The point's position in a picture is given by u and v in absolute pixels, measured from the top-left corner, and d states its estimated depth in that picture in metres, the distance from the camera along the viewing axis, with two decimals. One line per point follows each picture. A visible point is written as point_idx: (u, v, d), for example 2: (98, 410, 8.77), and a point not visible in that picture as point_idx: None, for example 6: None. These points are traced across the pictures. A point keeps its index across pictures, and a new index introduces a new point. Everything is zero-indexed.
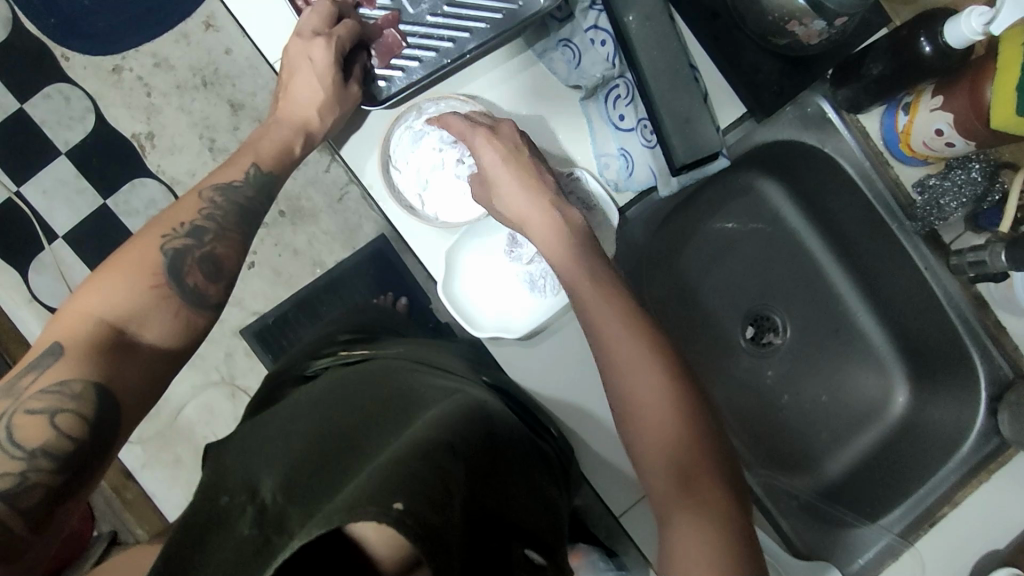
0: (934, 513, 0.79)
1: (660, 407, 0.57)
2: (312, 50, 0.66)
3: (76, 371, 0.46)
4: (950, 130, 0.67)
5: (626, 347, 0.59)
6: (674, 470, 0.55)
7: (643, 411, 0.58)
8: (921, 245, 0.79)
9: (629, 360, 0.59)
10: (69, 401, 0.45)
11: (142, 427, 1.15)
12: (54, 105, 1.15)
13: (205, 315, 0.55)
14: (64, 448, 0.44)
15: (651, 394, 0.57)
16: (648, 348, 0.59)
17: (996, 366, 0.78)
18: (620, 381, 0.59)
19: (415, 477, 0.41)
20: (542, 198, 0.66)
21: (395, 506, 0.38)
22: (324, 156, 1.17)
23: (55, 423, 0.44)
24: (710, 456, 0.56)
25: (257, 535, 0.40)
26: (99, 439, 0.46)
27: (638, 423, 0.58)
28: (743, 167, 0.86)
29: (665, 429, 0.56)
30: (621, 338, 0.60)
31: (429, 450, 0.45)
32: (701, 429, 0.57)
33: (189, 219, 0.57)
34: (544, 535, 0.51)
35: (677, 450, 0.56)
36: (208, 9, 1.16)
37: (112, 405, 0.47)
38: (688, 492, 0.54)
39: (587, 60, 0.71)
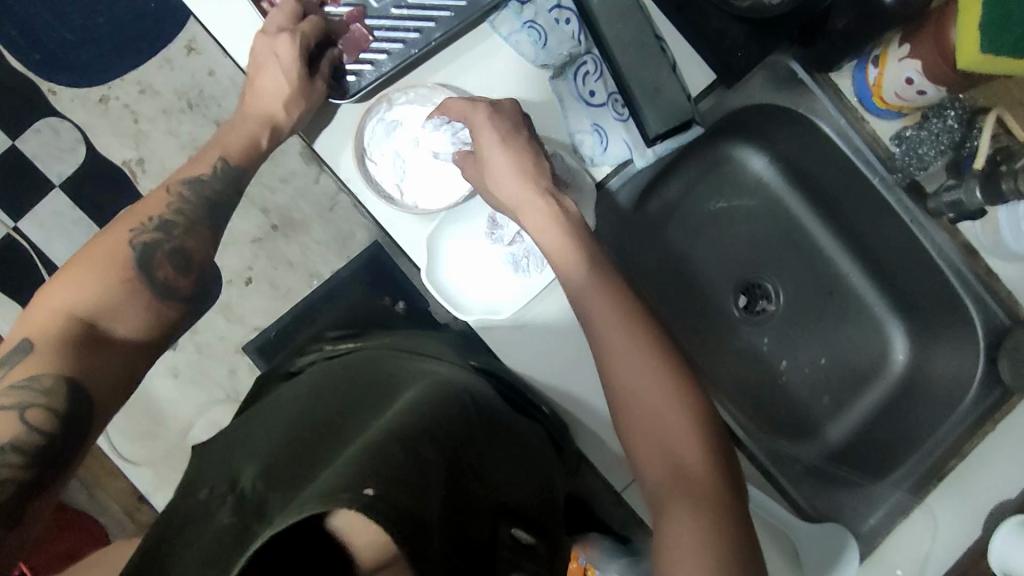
0: (944, 466, 0.78)
1: (655, 401, 0.58)
2: (278, 46, 0.66)
3: (45, 366, 0.48)
4: (920, 78, 0.67)
5: (621, 350, 0.60)
6: (672, 471, 0.56)
7: (637, 407, 0.58)
8: (904, 197, 0.78)
9: (625, 363, 0.60)
10: (39, 395, 0.47)
11: (152, 450, 1.17)
12: (44, 139, 1.18)
13: (174, 308, 0.57)
14: (33, 443, 0.47)
15: (647, 398, 0.58)
16: (639, 346, 0.60)
17: (992, 315, 0.77)
18: (620, 381, 0.59)
19: (390, 463, 0.41)
20: (532, 192, 0.66)
21: (366, 492, 0.37)
22: (313, 167, 1.18)
23: (24, 418, 0.47)
24: (711, 445, 0.57)
25: (234, 523, 0.40)
26: (71, 430, 0.48)
27: (636, 426, 0.58)
28: (719, 138, 0.87)
29: (669, 428, 0.57)
30: (612, 338, 0.60)
31: (407, 437, 0.45)
32: (700, 422, 0.58)
33: (157, 214, 0.60)
34: (530, 516, 0.52)
35: (678, 452, 0.56)
36: (189, 33, 1.18)
37: (83, 398, 0.49)
38: (684, 495, 0.54)
39: (553, 39, 0.72)
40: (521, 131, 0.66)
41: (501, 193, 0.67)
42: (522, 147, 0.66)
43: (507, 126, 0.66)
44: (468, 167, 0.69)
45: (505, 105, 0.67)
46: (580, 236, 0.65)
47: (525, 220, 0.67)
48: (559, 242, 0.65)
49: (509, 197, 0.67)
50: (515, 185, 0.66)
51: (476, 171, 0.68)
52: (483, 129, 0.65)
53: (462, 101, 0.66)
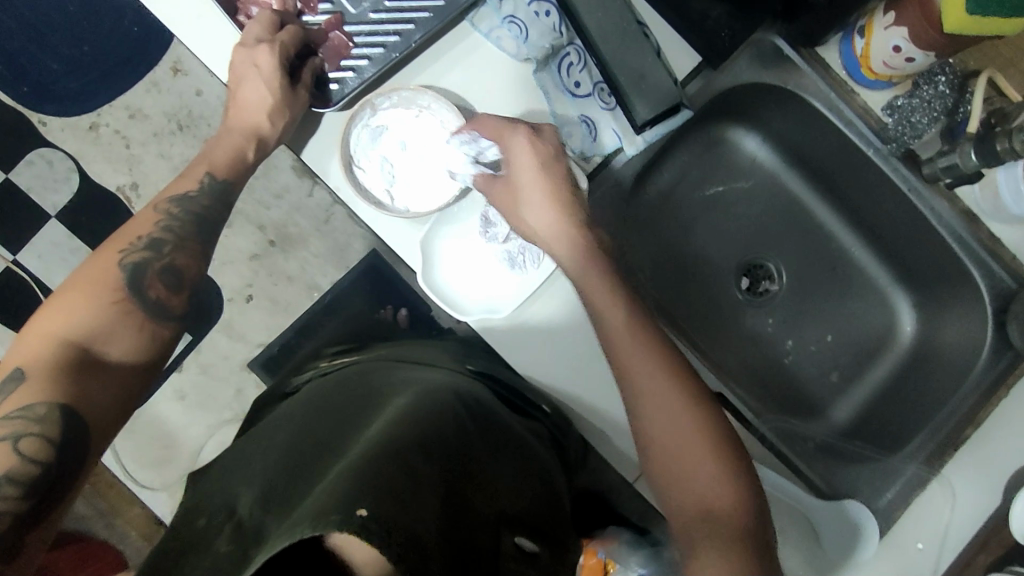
0: (959, 436, 0.76)
1: (680, 441, 0.59)
2: (257, 56, 0.66)
3: (37, 396, 0.48)
4: (908, 45, 0.66)
5: (647, 380, 0.61)
6: (701, 513, 0.56)
7: (665, 446, 0.59)
8: (900, 166, 0.77)
9: (650, 403, 0.60)
10: (34, 425, 0.47)
11: (166, 473, 1.18)
12: (37, 170, 1.18)
13: (168, 328, 0.57)
14: (28, 474, 0.47)
15: (673, 427, 0.59)
16: (665, 373, 0.61)
17: (996, 278, 0.75)
18: (645, 409, 0.60)
19: (382, 481, 0.41)
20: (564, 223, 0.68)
21: (359, 513, 0.38)
22: (306, 181, 1.18)
23: (19, 449, 0.47)
24: (741, 485, 0.57)
25: (232, 549, 0.41)
26: (67, 459, 0.49)
27: (663, 467, 0.59)
28: (709, 120, 0.86)
29: (697, 472, 0.57)
30: (635, 363, 0.61)
31: (399, 451, 0.45)
32: (727, 461, 0.58)
33: (146, 232, 0.59)
34: (531, 522, 0.52)
35: (705, 479, 0.57)
36: (173, 54, 1.18)
37: (77, 425, 0.49)
38: (711, 523, 0.55)
39: (535, 32, 0.70)
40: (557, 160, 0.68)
41: (531, 222, 0.68)
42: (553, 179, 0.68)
43: (545, 153, 0.67)
44: (499, 190, 0.70)
45: (545, 131, 0.68)
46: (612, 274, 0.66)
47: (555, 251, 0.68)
48: (591, 281, 0.65)
49: (543, 224, 0.68)
50: (549, 221, 0.68)
51: (506, 196, 0.69)
52: (522, 148, 0.66)
53: (497, 119, 0.67)
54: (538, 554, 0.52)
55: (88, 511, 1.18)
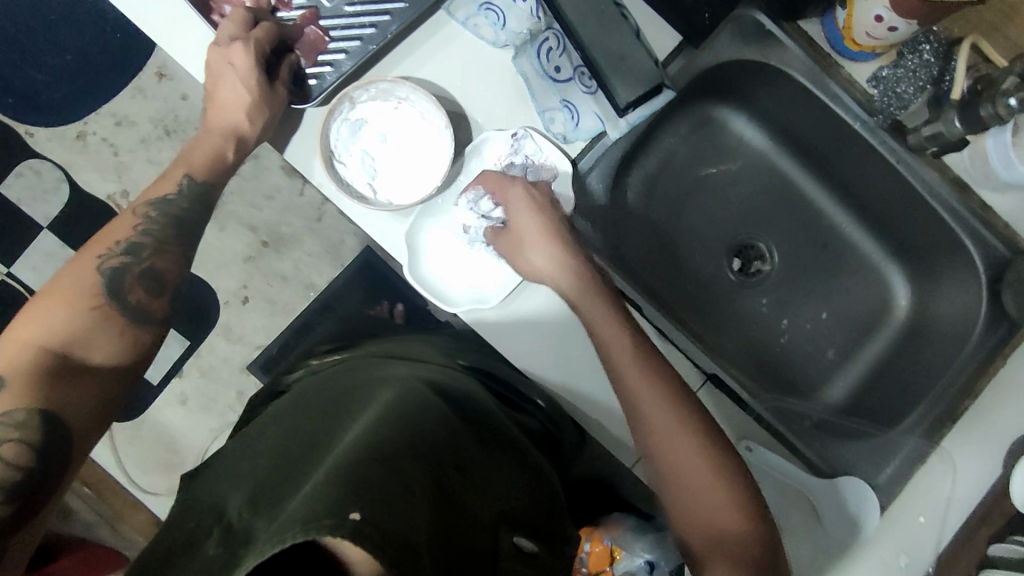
0: (955, 410, 0.76)
1: (690, 466, 0.59)
2: (232, 55, 0.65)
3: (17, 402, 0.48)
4: (890, 14, 0.65)
5: (654, 412, 0.61)
6: (712, 536, 0.57)
7: (676, 471, 0.59)
8: (887, 139, 0.76)
9: (661, 429, 0.60)
10: (14, 431, 0.48)
11: (171, 478, 1.18)
12: (25, 181, 1.18)
13: (149, 331, 0.57)
14: (9, 478, 0.48)
15: (682, 457, 0.59)
16: (670, 403, 0.61)
17: (990, 247, 0.75)
18: (653, 440, 0.61)
19: (373, 482, 0.41)
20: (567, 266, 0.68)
21: (351, 517, 0.37)
22: (296, 180, 1.17)
23: (0, 454, 0.48)
24: (751, 508, 0.58)
25: (222, 553, 0.40)
26: (49, 464, 0.49)
27: (674, 490, 0.59)
28: (694, 100, 0.85)
29: (708, 497, 0.58)
30: (643, 393, 0.61)
31: (387, 450, 0.44)
32: (736, 484, 0.59)
33: (124, 237, 0.59)
34: (527, 518, 0.52)
35: (716, 507, 0.58)
36: (157, 59, 1.18)
37: (57, 431, 0.49)
38: (723, 552, 0.55)
39: (512, 19, 0.69)
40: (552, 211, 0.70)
41: (534, 264, 0.68)
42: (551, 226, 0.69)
43: (540, 202, 0.70)
44: (500, 241, 0.69)
45: (540, 186, 0.72)
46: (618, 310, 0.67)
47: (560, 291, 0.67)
48: (597, 315, 0.66)
49: (544, 266, 0.67)
50: (556, 261, 0.68)
51: (507, 244, 0.69)
52: (520, 195, 0.69)
53: (497, 172, 0.70)
54: (537, 553, 0.52)
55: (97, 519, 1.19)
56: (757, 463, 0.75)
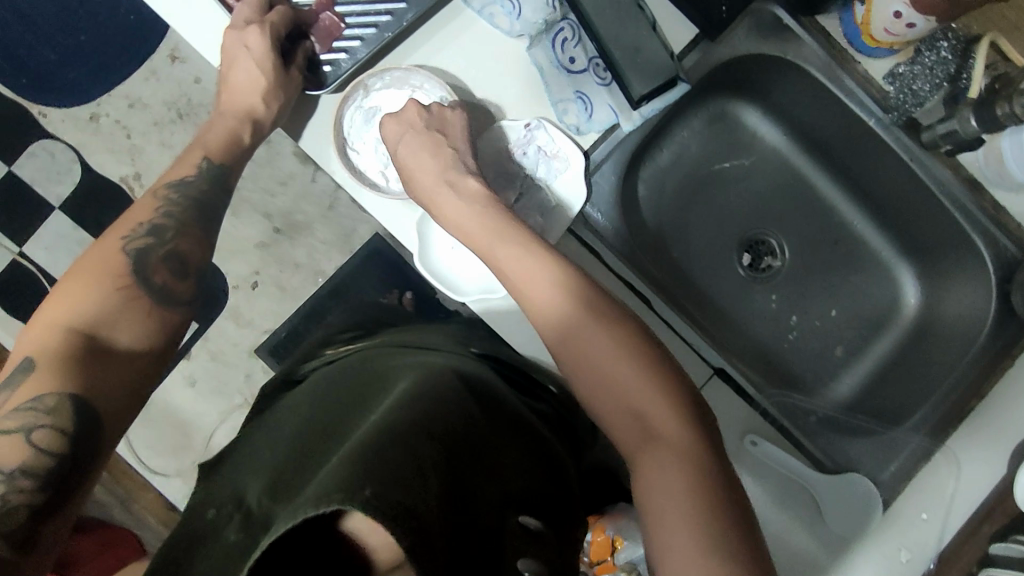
0: (964, 407, 0.77)
1: (603, 360, 0.54)
2: (248, 39, 0.65)
3: (48, 385, 0.48)
4: (908, 11, 0.64)
5: (579, 329, 0.56)
6: (639, 427, 0.52)
7: (591, 371, 0.55)
8: (901, 136, 0.76)
9: (566, 329, 0.56)
10: (46, 415, 0.47)
11: (180, 459, 1.20)
12: (40, 162, 1.19)
13: (175, 313, 0.57)
14: (42, 466, 0.47)
15: (609, 371, 0.54)
16: (594, 315, 0.56)
17: (1001, 247, 0.74)
18: (575, 358, 0.56)
19: (386, 461, 0.41)
20: (441, 182, 0.65)
21: (364, 491, 0.38)
22: (309, 166, 1.18)
23: (31, 441, 0.47)
24: (670, 391, 0.53)
25: (243, 537, 0.41)
26: (81, 449, 0.49)
27: (592, 392, 0.55)
28: (709, 94, 0.84)
29: (626, 390, 0.53)
30: (563, 312, 0.57)
31: (399, 431, 0.45)
32: (653, 370, 0.53)
33: (147, 218, 0.60)
34: (536, 501, 0.52)
35: (653, 414, 0.52)
36: (171, 42, 1.18)
37: (90, 415, 0.49)
38: (664, 459, 0.50)
39: (527, 8, 0.69)
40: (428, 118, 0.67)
41: (420, 194, 0.67)
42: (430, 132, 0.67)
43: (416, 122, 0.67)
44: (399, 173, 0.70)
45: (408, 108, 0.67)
46: (492, 214, 0.63)
47: (443, 214, 0.65)
48: (475, 231, 0.63)
49: (424, 196, 0.67)
50: (436, 172, 0.66)
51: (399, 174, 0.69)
52: (409, 115, 0.67)
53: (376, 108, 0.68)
54: (543, 532, 0.51)
55: (107, 499, 1.21)
56: (762, 456, 0.75)
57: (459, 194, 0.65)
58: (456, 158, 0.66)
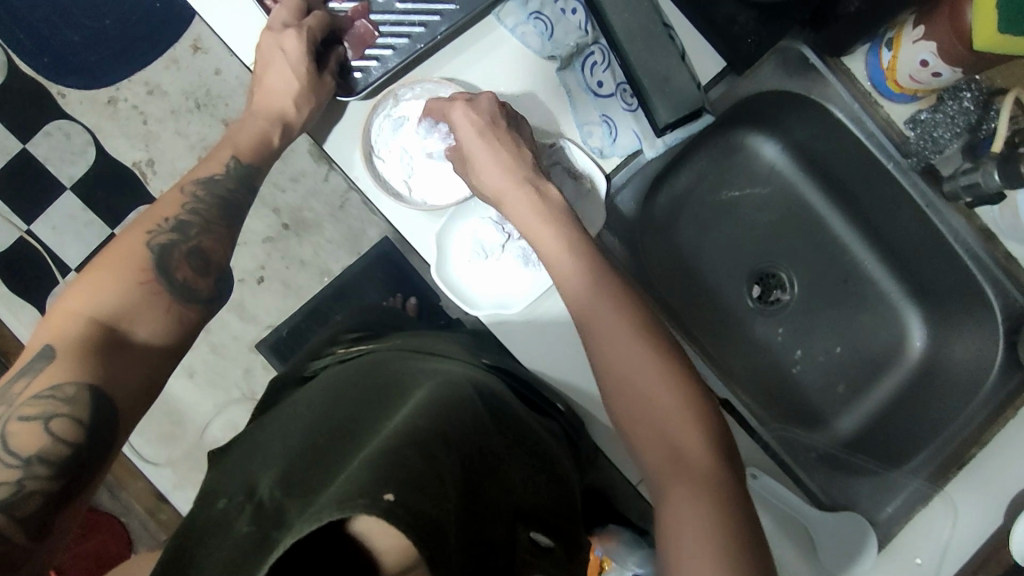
0: (963, 455, 0.77)
1: (642, 380, 0.55)
2: (284, 41, 0.66)
3: (68, 374, 0.48)
4: (936, 60, 0.65)
5: (616, 338, 0.57)
6: (669, 451, 0.53)
7: (628, 388, 0.56)
8: (918, 181, 0.77)
9: (610, 345, 0.57)
10: (63, 405, 0.48)
11: (171, 450, 1.19)
12: (55, 142, 1.19)
13: (195, 309, 0.57)
14: (59, 455, 0.47)
15: (644, 381, 0.55)
16: (634, 326, 0.57)
17: (1010, 298, 0.75)
18: (609, 364, 0.57)
19: (407, 467, 0.41)
20: (512, 180, 0.65)
21: (385, 497, 0.38)
22: (323, 166, 1.18)
23: (49, 429, 0.47)
24: (700, 420, 0.54)
25: (254, 531, 0.41)
26: (96, 440, 0.49)
27: (624, 409, 0.56)
28: (729, 125, 0.85)
29: (659, 413, 0.54)
30: (602, 319, 0.58)
31: (420, 437, 0.45)
32: (689, 396, 0.55)
33: (173, 214, 0.60)
34: (544, 515, 0.53)
35: (677, 436, 0.53)
36: (194, 32, 1.19)
37: (107, 406, 0.49)
38: (685, 479, 0.51)
39: (559, 30, 0.71)
40: (499, 122, 0.66)
41: (484, 185, 0.66)
42: (502, 133, 0.66)
43: (485, 118, 0.65)
44: (457, 164, 0.69)
45: (483, 98, 0.66)
46: (563, 220, 0.64)
47: (508, 209, 0.65)
48: (534, 230, 0.64)
49: (491, 188, 0.66)
50: (511, 166, 0.65)
51: (461, 162, 0.69)
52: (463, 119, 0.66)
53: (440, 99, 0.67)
54: (552, 549, 0.53)
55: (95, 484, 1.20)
56: (761, 489, 0.76)
57: (540, 194, 0.65)
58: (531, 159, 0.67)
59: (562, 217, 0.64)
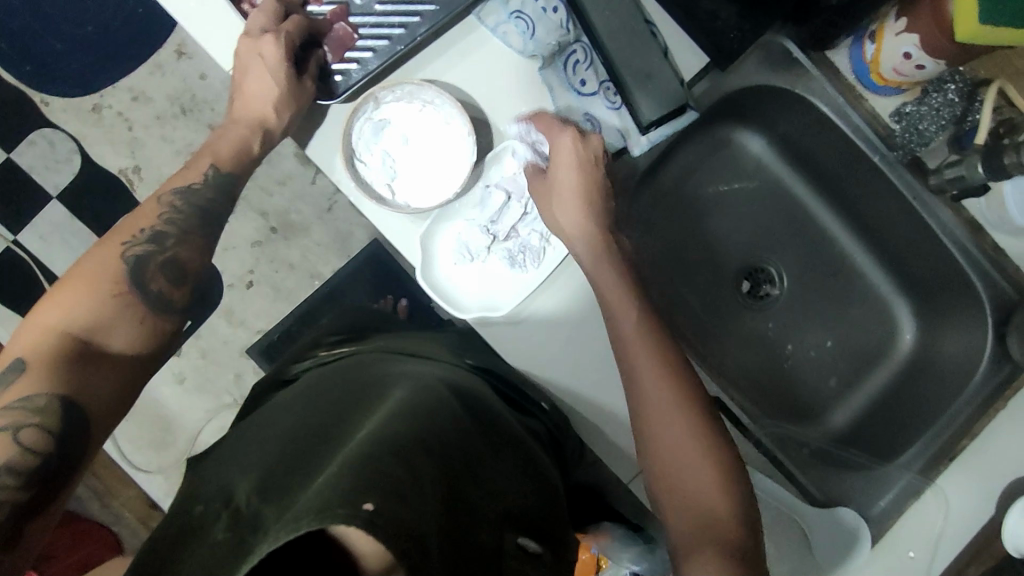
0: (955, 446, 0.76)
1: (683, 437, 0.60)
2: (262, 47, 0.65)
3: (38, 387, 0.48)
4: (919, 52, 0.65)
5: (662, 396, 0.61)
6: (700, 513, 0.57)
7: (668, 441, 0.60)
8: (905, 174, 0.76)
9: (658, 398, 0.61)
10: (32, 416, 0.47)
11: (163, 457, 1.18)
12: (39, 150, 1.18)
13: (170, 321, 0.57)
14: (29, 465, 0.47)
15: (680, 449, 0.59)
16: (679, 387, 0.61)
17: (998, 289, 0.75)
18: (650, 415, 0.61)
19: (387, 477, 0.41)
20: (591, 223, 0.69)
21: (364, 507, 0.38)
22: (310, 168, 1.17)
23: (18, 439, 0.47)
24: (731, 487, 0.58)
25: (232, 538, 0.40)
26: (67, 450, 0.49)
27: (662, 460, 0.60)
28: (716, 121, 0.85)
29: (694, 472, 0.58)
30: (651, 372, 0.62)
31: (400, 444, 0.45)
32: (725, 464, 0.59)
33: (148, 224, 0.59)
34: (530, 516, 0.52)
35: (709, 499, 0.57)
36: (178, 37, 1.17)
37: (78, 417, 0.49)
38: (709, 541, 0.55)
39: (541, 29, 0.69)
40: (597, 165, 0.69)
41: (563, 218, 0.69)
42: (593, 179, 0.69)
43: (589, 157, 0.69)
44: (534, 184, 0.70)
45: (593, 139, 0.69)
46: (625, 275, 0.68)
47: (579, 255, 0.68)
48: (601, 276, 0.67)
49: (570, 222, 0.68)
50: (587, 213, 0.69)
51: (546, 190, 0.70)
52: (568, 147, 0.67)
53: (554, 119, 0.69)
54: (540, 554, 0.52)
55: (87, 493, 1.19)
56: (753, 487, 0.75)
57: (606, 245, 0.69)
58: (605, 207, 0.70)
59: (614, 271, 0.67)
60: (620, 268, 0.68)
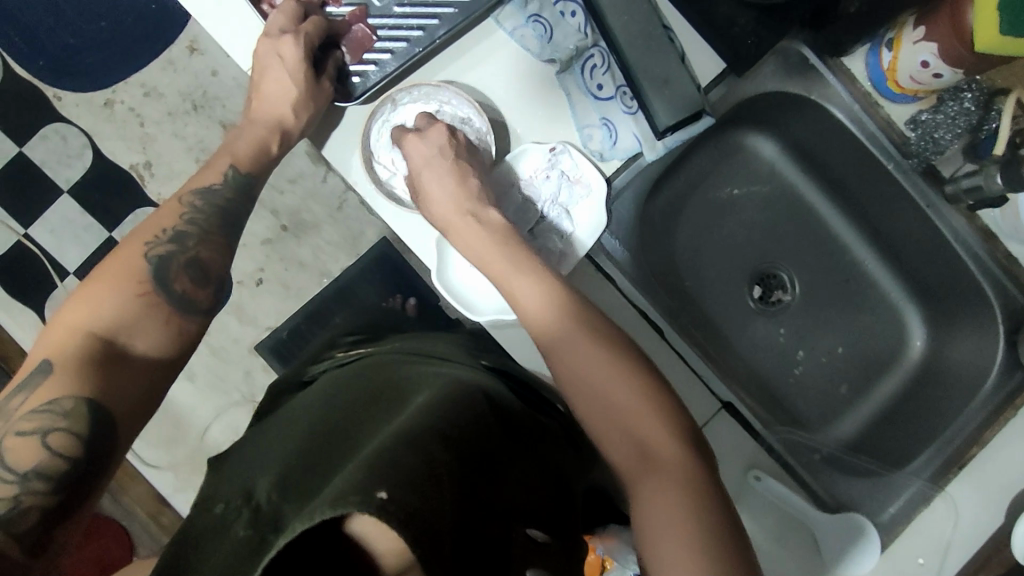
0: (965, 454, 0.77)
1: (601, 380, 0.55)
2: (281, 47, 0.65)
3: (65, 388, 0.48)
4: (936, 61, 0.65)
5: (571, 342, 0.57)
6: (637, 448, 0.53)
7: (588, 391, 0.56)
8: (919, 182, 0.77)
9: (567, 347, 0.58)
10: (61, 418, 0.47)
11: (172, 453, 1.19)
12: (51, 145, 1.19)
13: (193, 321, 0.57)
14: (58, 469, 0.47)
15: (606, 397, 0.55)
16: (587, 331, 0.58)
17: (1010, 297, 0.75)
18: (566, 368, 0.57)
19: (401, 467, 0.41)
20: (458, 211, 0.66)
21: (379, 495, 0.38)
22: (321, 167, 1.18)
23: (46, 444, 0.47)
24: (662, 415, 0.54)
25: (252, 534, 0.40)
26: (94, 452, 0.48)
27: (588, 411, 0.56)
28: (730, 126, 0.85)
29: (621, 410, 0.54)
30: (557, 325, 0.59)
31: (412, 437, 0.45)
32: (652, 393, 0.55)
33: (171, 224, 0.60)
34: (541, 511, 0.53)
35: (646, 431, 0.53)
36: (191, 34, 1.18)
37: (104, 418, 0.49)
38: (651, 475, 0.51)
39: (559, 34, 0.70)
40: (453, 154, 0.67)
41: (433, 216, 0.67)
42: (457, 166, 0.67)
43: (437, 146, 0.67)
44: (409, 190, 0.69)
45: (437, 129, 0.67)
46: (510, 243, 0.64)
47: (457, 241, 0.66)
48: (490, 252, 0.64)
49: (439, 216, 0.66)
50: (459, 197, 0.66)
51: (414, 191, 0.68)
52: (439, 137, 0.67)
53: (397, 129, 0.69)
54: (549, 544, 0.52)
55: None
56: (763, 491, 0.76)
57: (478, 220, 0.66)
58: (478, 188, 0.67)
59: (500, 244, 0.64)
60: (504, 239, 0.65)
